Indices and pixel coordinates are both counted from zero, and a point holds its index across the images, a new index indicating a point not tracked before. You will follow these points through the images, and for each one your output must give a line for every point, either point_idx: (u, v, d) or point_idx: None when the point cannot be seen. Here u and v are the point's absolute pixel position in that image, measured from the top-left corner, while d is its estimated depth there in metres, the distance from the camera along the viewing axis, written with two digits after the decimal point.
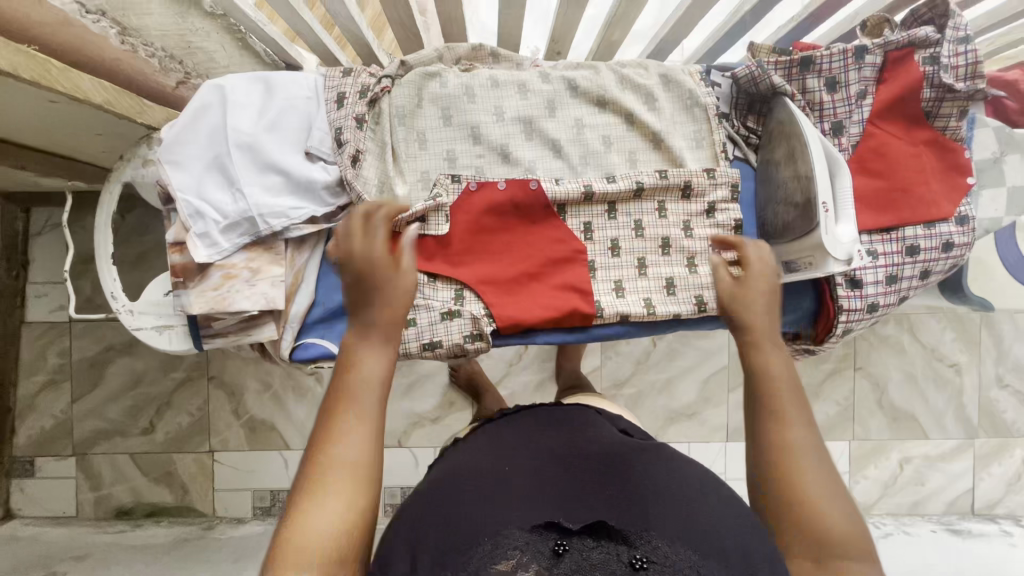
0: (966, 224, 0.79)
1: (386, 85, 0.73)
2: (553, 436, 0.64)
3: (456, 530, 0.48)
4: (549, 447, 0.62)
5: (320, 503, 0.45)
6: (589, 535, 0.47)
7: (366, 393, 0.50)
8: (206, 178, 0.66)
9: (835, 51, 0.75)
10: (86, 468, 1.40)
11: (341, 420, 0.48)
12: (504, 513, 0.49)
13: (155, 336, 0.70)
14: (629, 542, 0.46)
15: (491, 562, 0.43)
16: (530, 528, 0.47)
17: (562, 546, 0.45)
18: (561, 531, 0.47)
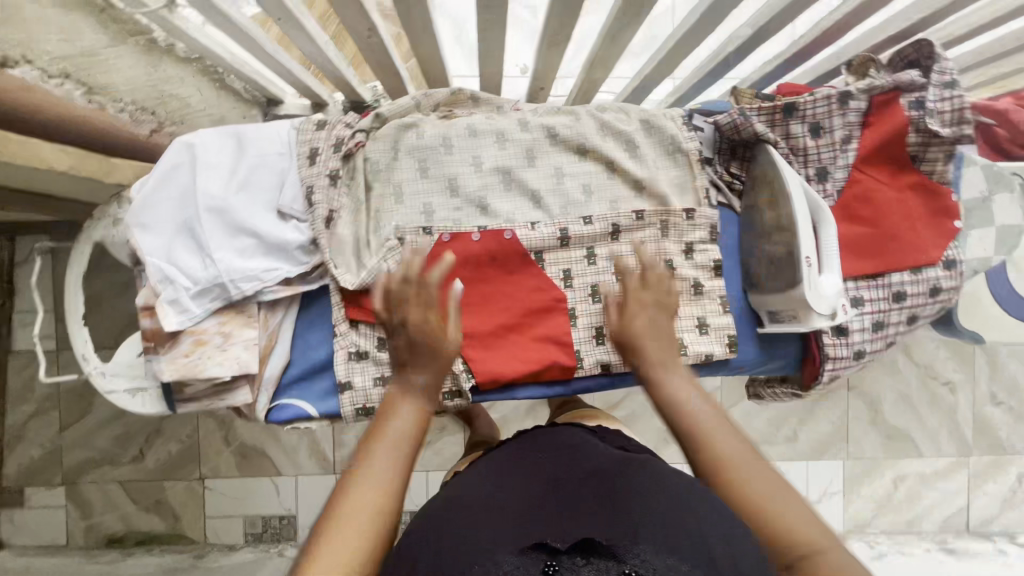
0: (954, 268, 0.78)
1: (360, 140, 0.72)
2: (547, 458, 0.63)
3: (449, 554, 0.46)
4: (539, 470, 0.60)
5: None
6: (579, 553, 0.44)
7: (374, 493, 0.49)
8: (176, 240, 0.64)
9: (819, 97, 0.74)
10: (76, 497, 1.39)
11: (344, 517, 0.47)
12: (494, 537, 0.48)
13: (128, 399, 0.69)
14: (619, 557, 0.43)
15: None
16: (518, 550, 0.46)
17: (552, 566, 0.43)
18: (549, 551, 0.45)
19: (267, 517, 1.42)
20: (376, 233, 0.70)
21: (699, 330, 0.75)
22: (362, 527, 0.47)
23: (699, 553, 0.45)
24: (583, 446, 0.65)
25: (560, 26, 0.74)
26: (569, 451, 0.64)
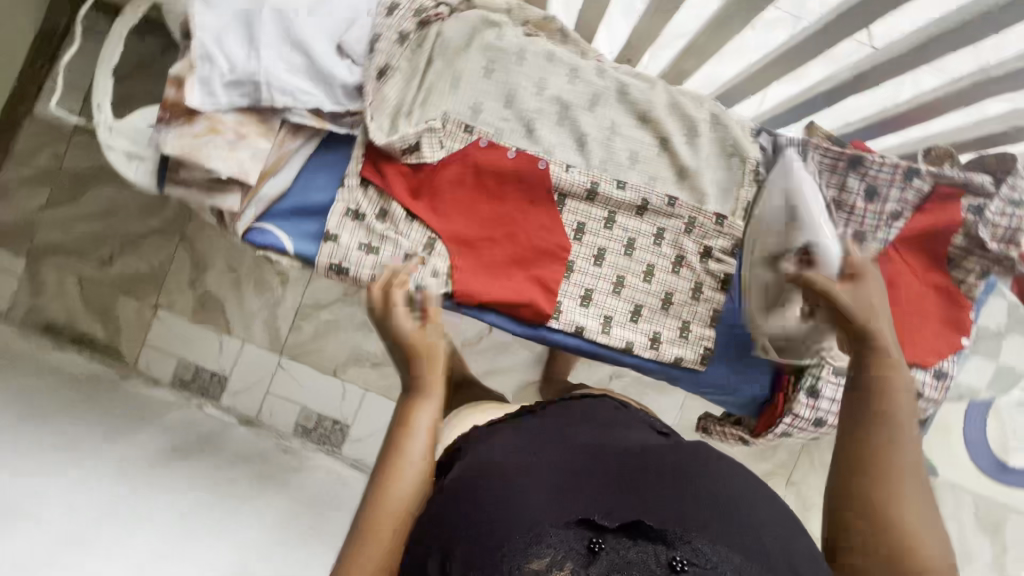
0: (941, 379, 0.77)
1: (442, 12, 0.69)
2: (585, 425, 0.55)
3: (484, 515, 0.42)
4: (558, 430, 0.53)
5: None
6: (624, 534, 0.42)
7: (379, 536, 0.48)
8: (229, 26, 0.63)
9: (887, 162, 0.73)
10: (32, 274, 1.37)
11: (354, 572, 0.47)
12: (531, 500, 0.43)
13: (123, 162, 0.68)
14: (667, 542, 0.40)
15: (523, 558, 0.38)
16: (562, 523, 0.42)
17: (597, 544, 0.40)
18: (594, 528, 0.42)
19: (201, 367, 1.42)
20: (421, 107, 0.69)
21: (679, 332, 0.76)
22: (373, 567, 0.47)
23: (744, 541, 0.41)
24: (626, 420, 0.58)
25: None
26: (605, 423, 0.56)
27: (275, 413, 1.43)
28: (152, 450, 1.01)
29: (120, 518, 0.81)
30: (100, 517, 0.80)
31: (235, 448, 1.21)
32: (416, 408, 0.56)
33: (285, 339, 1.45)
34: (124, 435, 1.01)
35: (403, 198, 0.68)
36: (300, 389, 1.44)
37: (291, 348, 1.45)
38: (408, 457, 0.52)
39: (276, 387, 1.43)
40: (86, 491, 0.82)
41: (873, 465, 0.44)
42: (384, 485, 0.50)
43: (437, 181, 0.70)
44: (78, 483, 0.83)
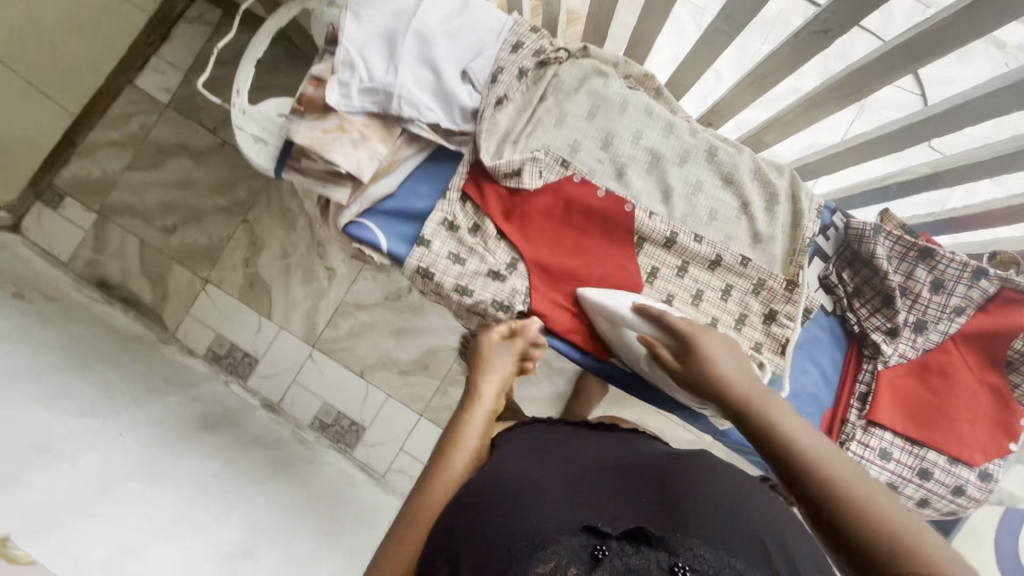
0: (987, 481, 0.77)
1: (560, 56, 0.77)
2: (591, 448, 0.60)
3: (504, 524, 0.46)
4: (572, 450, 0.59)
5: None
6: (628, 541, 0.44)
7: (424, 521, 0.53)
8: (374, 40, 0.69)
9: (957, 259, 0.75)
10: (100, 230, 1.45)
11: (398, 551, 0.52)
12: (544, 512, 0.47)
13: (248, 144, 0.74)
14: (669, 549, 0.43)
15: (529, 563, 0.42)
16: (568, 529, 0.45)
17: (601, 551, 0.43)
18: (598, 535, 0.45)
19: (235, 345, 1.47)
20: (526, 138, 0.75)
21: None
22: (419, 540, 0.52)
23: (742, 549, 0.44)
24: (630, 445, 0.63)
25: (773, 70, 0.78)
26: (615, 449, 0.61)
27: (297, 402, 1.46)
28: (182, 414, 1.07)
29: (146, 477, 0.84)
30: (127, 475, 0.81)
31: (255, 431, 1.24)
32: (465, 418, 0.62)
33: (321, 332, 1.49)
34: (156, 398, 1.06)
35: (498, 218, 0.73)
36: (326, 383, 1.47)
37: (325, 342, 1.48)
38: (456, 464, 0.57)
39: (303, 378, 1.47)
40: (117, 446, 0.85)
41: (840, 503, 0.45)
42: (430, 484, 0.56)
43: (529, 205, 0.75)
44: (110, 437, 0.85)
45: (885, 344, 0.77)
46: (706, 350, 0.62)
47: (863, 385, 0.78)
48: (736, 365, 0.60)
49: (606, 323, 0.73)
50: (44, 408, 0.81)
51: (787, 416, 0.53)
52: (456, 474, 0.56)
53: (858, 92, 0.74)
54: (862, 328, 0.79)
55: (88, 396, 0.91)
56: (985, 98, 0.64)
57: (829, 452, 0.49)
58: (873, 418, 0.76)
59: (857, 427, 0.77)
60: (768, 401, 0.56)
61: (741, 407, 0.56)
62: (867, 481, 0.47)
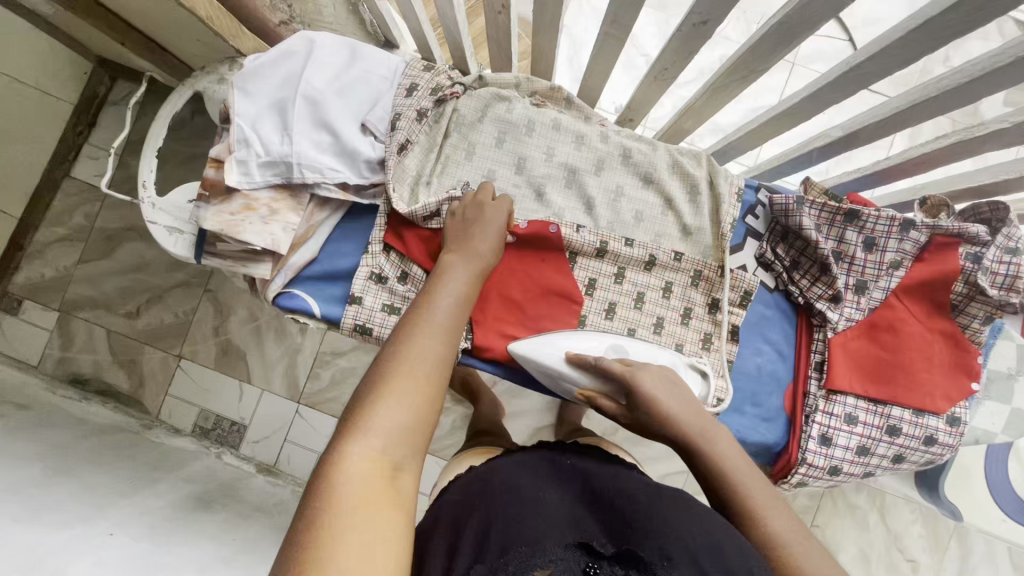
0: (955, 426, 0.78)
1: (457, 92, 0.76)
2: (592, 476, 0.65)
3: (506, 534, 0.51)
4: (573, 483, 0.64)
5: (356, 442, 0.46)
6: (618, 564, 0.48)
7: (416, 359, 0.53)
8: (266, 112, 0.69)
9: (883, 215, 0.75)
10: (64, 327, 1.43)
11: (388, 380, 0.51)
12: (544, 529, 0.51)
13: (163, 236, 0.73)
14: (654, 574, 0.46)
15: (530, 565, 0.45)
16: (563, 545, 0.49)
17: (593, 567, 0.47)
18: (592, 554, 0.48)
19: (221, 416, 1.45)
20: (438, 177, 0.75)
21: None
22: (418, 373, 0.52)
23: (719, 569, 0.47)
24: (621, 472, 0.67)
25: (670, 63, 0.78)
26: (609, 475, 0.65)
27: (293, 460, 1.45)
28: (174, 498, 1.05)
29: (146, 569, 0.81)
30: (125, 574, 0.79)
31: (253, 499, 1.22)
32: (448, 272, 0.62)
33: (304, 386, 1.48)
34: (148, 484, 1.05)
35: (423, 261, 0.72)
36: (318, 436, 1.46)
37: (309, 395, 1.48)
38: (421, 358, 0.53)
39: (295, 435, 1.46)
40: (112, 544, 0.83)
41: (771, 550, 0.56)
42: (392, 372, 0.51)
43: None
44: (98, 539, 0.82)
45: (830, 311, 0.77)
46: (654, 396, 0.64)
47: (817, 355, 0.79)
48: (685, 408, 0.64)
49: (542, 374, 0.72)
50: (25, 520, 0.77)
51: (730, 455, 0.62)
52: (424, 368, 0.52)
53: (754, 72, 0.74)
54: (806, 299, 0.79)
55: (72, 498, 0.88)
56: (870, 60, 0.64)
57: (766, 502, 0.59)
58: (832, 385, 0.76)
59: (819, 397, 0.77)
60: (716, 439, 0.63)
61: (696, 452, 0.63)
62: (787, 527, 0.57)
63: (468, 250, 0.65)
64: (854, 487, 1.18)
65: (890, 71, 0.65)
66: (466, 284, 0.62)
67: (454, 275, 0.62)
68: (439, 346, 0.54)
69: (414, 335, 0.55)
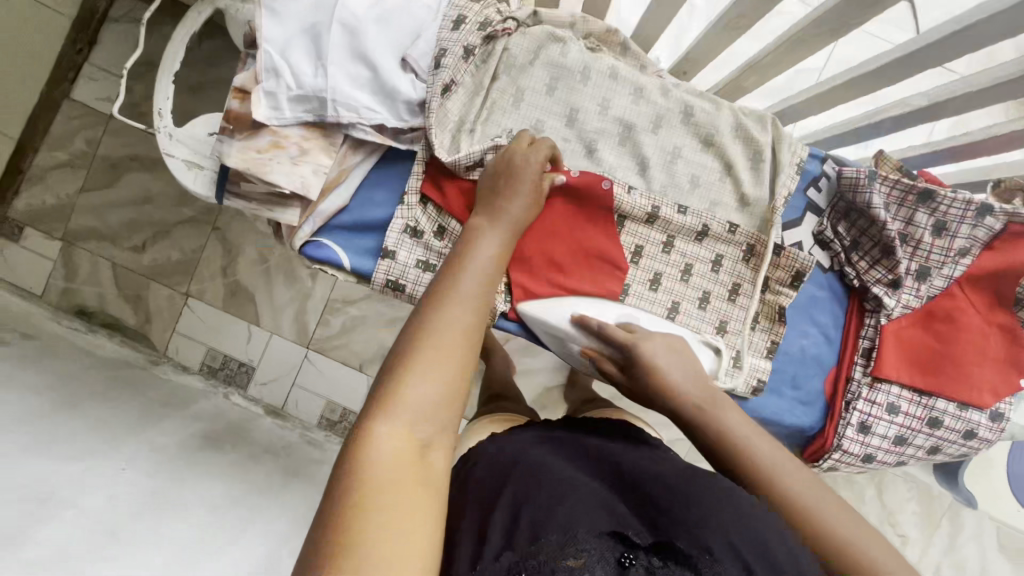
0: (997, 422, 0.75)
1: (509, 27, 0.68)
2: (627, 457, 0.59)
3: (533, 523, 0.44)
4: (599, 461, 0.58)
5: (383, 422, 0.43)
6: (655, 554, 0.41)
7: (446, 332, 0.48)
8: (297, 38, 0.62)
9: (959, 198, 0.69)
10: (68, 257, 1.38)
11: (418, 353, 0.47)
12: (572, 512, 0.45)
13: (181, 171, 0.67)
14: (695, 569, 0.40)
15: (559, 558, 0.39)
16: (596, 534, 0.42)
17: (629, 559, 0.40)
18: (627, 543, 0.42)
19: (229, 356, 1.43)
20: (483, 125, 0.69)
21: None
22: (449, 344, 0.48)
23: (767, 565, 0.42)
24: (658, 458, 0.61)
25: (749, 7, 0.69)
26: (643, 459, 0.59)
27: (301, 404, 1.45)
28: (182, 437, 1.02)
29: (158, 507, 0.81)
30: (137, 510, 0.78)
31: (263, 440, 1.22)
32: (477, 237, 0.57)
33: (313, 332, 1.45)
34: (159, 421, 1.03)
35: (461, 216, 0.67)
36: (327, 382, 1.45)
37: (319, 342, 1.45)
38: (452, 325, 0.49)
39: (303, 379, 1.44)
40: (125, 479, 0.81)
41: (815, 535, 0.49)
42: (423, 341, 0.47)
43: None
44: (112, 474, 0.81)
45: (887, 297, 0.73)
46: (652, 361, 0.66)
47: (866, 341, 0.75)
48: (686, 377, 0.65)
49: (546, 334, 0.73)
50: (34, 453, 0.75)
51: (736, 422, 0.59)
52: (455, 338, 0.48)
53: (843, 26, 0.66)
54: (862, 282, 0.75)
55: (83, 432, 0.86)
56: (995, 17, 0.57)
57: (780, 462, 0.54)
58: (878, 373, 0.73)
59: (862, 384, 0.75)
60: (724, 410, 0.61)
61: (694, 421, 0.62)
62: (816, 493, 0.52)
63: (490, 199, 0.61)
64: None
65: (1011, 30, 0.58)
66: (496, 247, 0.57)
67: (486, 238, 0.57)
68: (470, 317, 0.50)
69: (446, 302, 0.50)
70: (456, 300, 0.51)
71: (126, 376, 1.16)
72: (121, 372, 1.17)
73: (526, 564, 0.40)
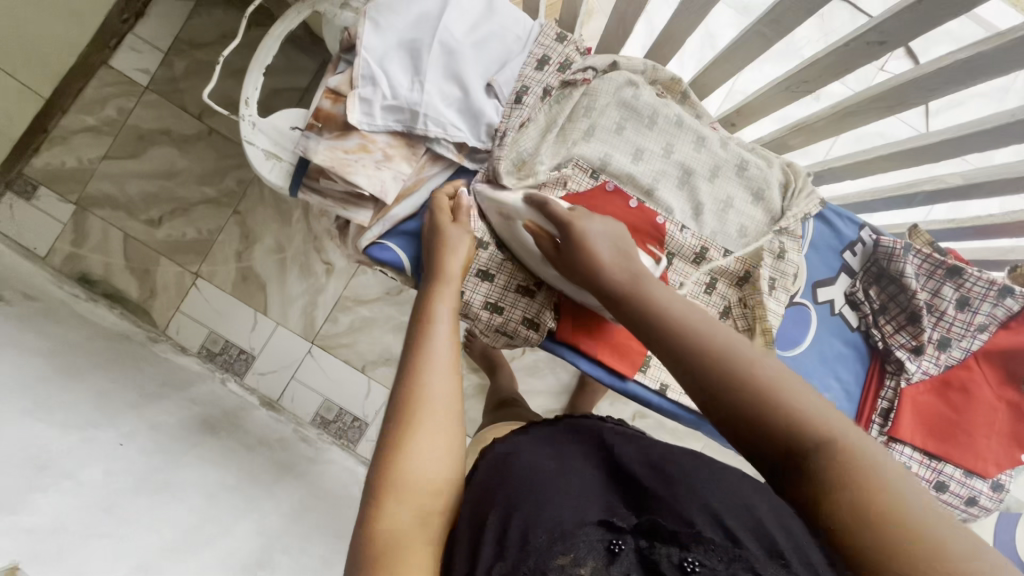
0: (998, 491, 0.79)
1: (589, 76, 0.72)
2: (612, 438, 0.57)
3: (520, 507, 0.44)
4: (578, 447, 0.55)
5: (389, 512, 0.45)
6: (643, 538, 0.41)
7: (432, 409, 0.49)
8: (396, 51, 0.64)
9: (984, 277, 0.75)
10: (79, 222, 1.36)
11: (404, 435, 0.47)
12: (561, 502, 0.44)
13: (258, 159, 0.69)
14: (682, 545, 0.39)
15: (548, 556, 0.39)
16: (585, 523, 0.42)
17: (617, 545, 0.40)
18: (614, 529, 0.42)
19: (231, 342, 1.41)
20: (556, 153, 0.72)
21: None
22: (435, 414, 0.49)
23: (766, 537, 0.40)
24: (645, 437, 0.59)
25: (814, 76, 0.75)
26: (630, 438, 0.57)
27: (297, 399, 1.43)
28: (181, 419, 1.00)
29: (154, 490, 0.79)
30: (132, 488, 0.76)
31: (258, 432, 1.19)
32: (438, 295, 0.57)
33: (320, 327, 1.44)
34: (159, 401, 1.00)
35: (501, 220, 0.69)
36: (326, 379, 1.44)
37: (324, 338, 1.44)
38: (436, 389, 0.50)
39: (302, 374, 1.43)
40: (120, 457, 0.79)
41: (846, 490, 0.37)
42: (409, 411, 0.48)
43: None
44: (109, 449, 0.79)
45: (910, 362, 0.77)
46: (587, 238, 0.54)
47: (885, 401, 0.79)
48: (613, 252, 0.53)
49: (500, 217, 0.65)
50: (37, 419, 0.74)
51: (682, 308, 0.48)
52: (439, 407, 0.49)
53: (899, 105, 0.72)
54: (885, 345, 0.79)
55: (87, 406, 0.84)
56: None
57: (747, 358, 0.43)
58: (895, 434, 0.77)
59: (878, 443, 0.78)
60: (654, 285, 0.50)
61: (628, 298, 0.50)
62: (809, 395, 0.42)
63: (444, 241, 0.63)
64: None
65: None
66: (455, 295, 0.58)
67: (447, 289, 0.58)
68: (452, 383, 0.51)
69: (424, 366, 0.51)
70: (435, 369, 0.51)
71: (128, 354, 1.13)
72: (123, 349, 1.13)
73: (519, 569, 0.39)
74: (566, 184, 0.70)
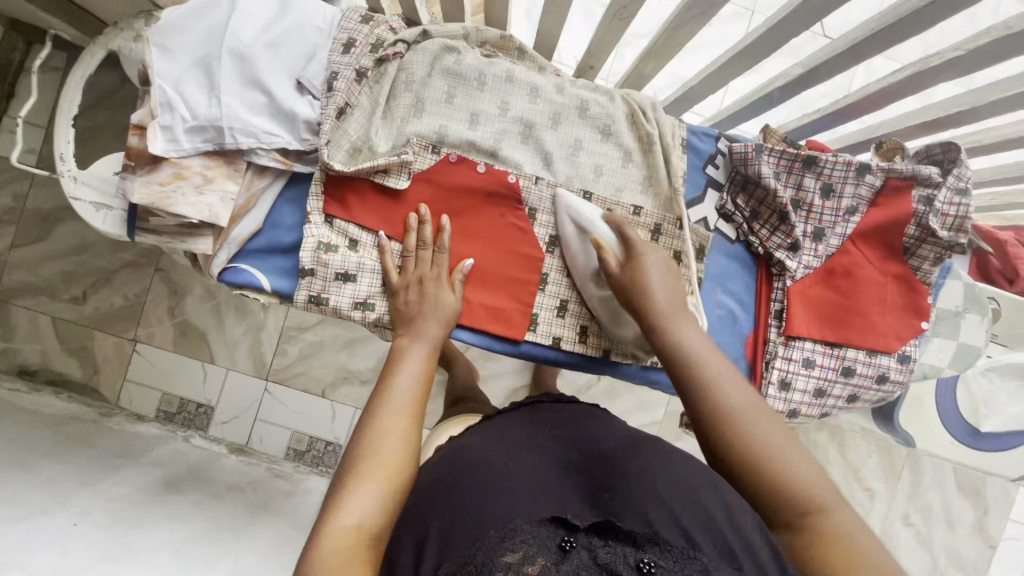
0: (906, 363, 0.80)
1: (400, 50, 0.70)
2: (563, 430, 0.59)
3: (462, 515, 0.44)
4: (529, 442, 0.55)
5: (320, 542, 0.44)
6: (597, 534, 0.42)
7: (382, 444, 0.51)
8: (191, 72, 0.63)
9: (840, 160, 0.75)
10: (2, 317, 1.26)
11: (355, 470, 0.48)
12: (509, 503, 0.44)
13: (90, 213, 0.68)
14: (637, 544, 0.40)
15: (496, 554, 0.38)
16: (537, 523, 0.42)
17: (569, 542, 0.40)
18: (567, 528, 0.42)
19: (187, 400, 1.33)
20: (388, 136, 0.70)
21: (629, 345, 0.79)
22: (386, 453, 0.50)
23: (723, 544, 0.42)
24: (602, 425, 0.61)
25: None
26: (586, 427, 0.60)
27: (265, 438, 1.35)
28: (140, 483, 0.92)
29: (112, 558, 0.72)
30: (95, 560, 0.71)
31: (229, 479, 1.09)
32: (407, 351, 0.62)
33: (270, 363, 1.37)
34: (114, 468, 0.93)
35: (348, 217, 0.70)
36: (289, 412, 1.37)
37: (277, 371, 1.37)
38: (388, 425, 0.52)
39: (265, 413, 1.36)
40: (73, 536, 0.73)
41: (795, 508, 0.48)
42: (360, 448, 0.50)
43: (401, 193, 0.71)
44: (60, 532, 0.72)
45: (789, 260, 0.78)
46: (646, 272, 0.65)
47: (777, 303, 0.80)
48: (669, 293, 0.64)
49: (572, 231, 0.73)
50: None
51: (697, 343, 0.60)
52: (392, 440, 0.51)
53: (711, 8, 0.71)
54: (765, 249, 0.79)
55: (27, 492, 0.77)
56: None
57: (749, 404, 0.54)
58: (790, 332, 0.77)
59: (778, 344, 0.78)
60: (680, 324, 0.61)
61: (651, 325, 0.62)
62: (781, 440, 0.52)
63: (417, 306, 0.66)
64: (815, 425, 1.24)
65: None
66: (425, 350, 0.62)
67: (412, 350, 0.61)
68: (406, 424, 0.53)
69: (385, 404, 0.54)
70: (390, 411, 0.53)
71: (78, 436, 1.01)
72: (72, 435, 1.00)
73: (465, 568, 0.39)
74: (404, 163, 0.69)
